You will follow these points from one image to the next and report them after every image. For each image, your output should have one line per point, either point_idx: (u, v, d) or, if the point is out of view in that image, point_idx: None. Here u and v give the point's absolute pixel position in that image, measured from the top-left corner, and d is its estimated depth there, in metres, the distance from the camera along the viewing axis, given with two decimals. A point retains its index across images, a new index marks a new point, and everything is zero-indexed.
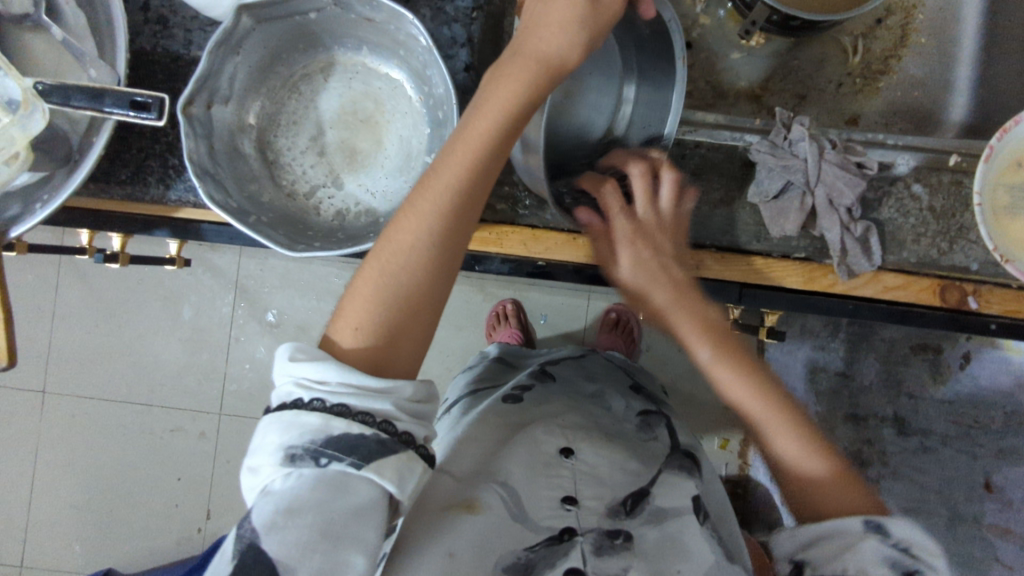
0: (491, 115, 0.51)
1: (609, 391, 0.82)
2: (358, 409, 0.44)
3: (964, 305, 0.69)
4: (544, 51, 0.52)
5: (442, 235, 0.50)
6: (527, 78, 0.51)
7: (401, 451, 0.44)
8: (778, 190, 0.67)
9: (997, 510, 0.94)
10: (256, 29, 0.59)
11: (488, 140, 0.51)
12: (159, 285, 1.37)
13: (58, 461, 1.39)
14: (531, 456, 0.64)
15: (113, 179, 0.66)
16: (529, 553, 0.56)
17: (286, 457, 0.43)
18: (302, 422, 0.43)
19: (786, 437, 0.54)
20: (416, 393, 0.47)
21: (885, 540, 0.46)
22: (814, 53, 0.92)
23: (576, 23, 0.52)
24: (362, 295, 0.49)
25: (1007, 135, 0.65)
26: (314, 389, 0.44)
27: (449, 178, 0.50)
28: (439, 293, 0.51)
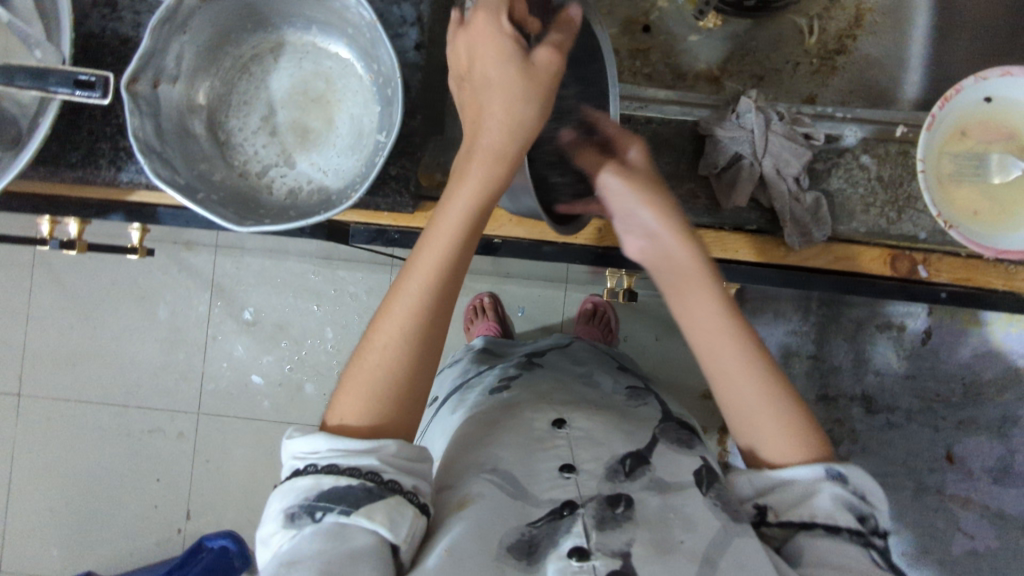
0: (458, 202, 0.54)
1: (596, 370, 0.84)
2: (344, 465, 0.50)
3: (915, 275, 0.70)
4: (495, 148, 0.54)
5: (417, 326, 0.54)
6: (488, 164, 0.54)
7: (388, 495, 0.50)
8: (727, 160, 0.68)
9: (960, 480, 0.99)
10: (201, 8, 0.59)
11: (453, 236, 0.55)
12: (134, 284, 1.36)
13: (34, 465, 1.37)
14: (523, 435, 0.65)
15: (63, 162, 0.65)
16: (532, 528, 0.56)
17: (287, 517, 0.49)
18: (298, 485, 0.50)
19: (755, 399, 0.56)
20: (402, 450, 0.52)
21: (844, 486, 0.53)
22: (771, 36, 0.93)
23: (526, 103, 0.53)
24: (349, 389, 0.54)
25: (949, 103, 0.66)
26: (308, 458, 0.52)
27: (419, 275, 0.54)
28: (422, 377, 0.55)
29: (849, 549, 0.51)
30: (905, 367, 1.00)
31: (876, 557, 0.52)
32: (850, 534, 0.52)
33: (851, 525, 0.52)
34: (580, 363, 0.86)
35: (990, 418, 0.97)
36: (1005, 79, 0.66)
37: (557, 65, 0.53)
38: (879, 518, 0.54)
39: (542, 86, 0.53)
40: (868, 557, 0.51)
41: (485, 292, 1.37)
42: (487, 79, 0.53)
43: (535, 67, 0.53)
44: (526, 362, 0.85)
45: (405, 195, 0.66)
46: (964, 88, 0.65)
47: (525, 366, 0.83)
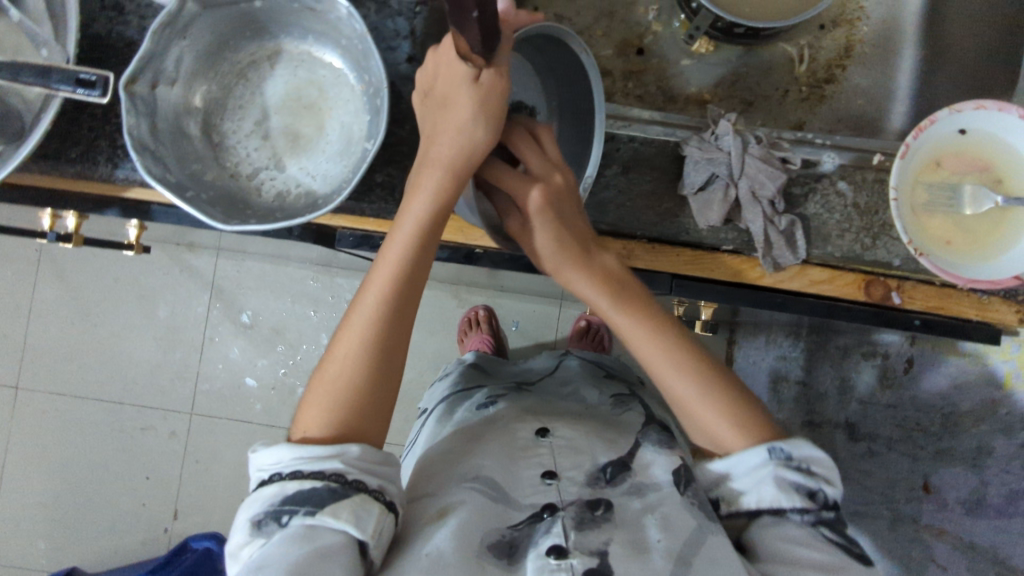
0: (414, 213, 0.59)
1: (582, 388, 0.84)
2: (308, 470, 0.51)
3: (889, 300, 0.72)
4: (447, 157, 0.58)
5: (373, 342, 0.56)
6: (441, 176, 0.58)
7: (353, 494, 0.51)
8: (704, 181, 0.69)
9: (934, 511, 0.94)
10: (202, 14, 0.62)
11: (407, 250, 0.58)
12: (135, 282, 1.39)
13: (27, 458, 1.39)
14: (506, 445, 0.68)
15: (63, 157, 0.68)
16: (513, 531, 0.58)
17: (255, 526, 0.51)
18: (264, 494, 0.52)
19: (686, 386, 0.60)
20: (365, 453, 0.53)
21: (787, 463, 0.56)
22: (763, 61, 0.95)
23: (476, 118, 0.58)
24: (314, 402, 0.55)
25: (923, 133, 0.67)
26: (272, 467, 0.53)
27: (374, 290, 0.58)
28: (380, 397, 0.56)
29: (797, 533, 0.54)
30: (887, 396, 1.00)
31: (825, 532, 0.55)
32: (797, 513, 0.55)
33: (797, 505, 0.55)
34: (566, 384, 0.87)
35: (965, 448, 0.92)
36: (979, 113, 0.67)
37: (502, 82, 0.57)
38: (833, 488, 0.56)
39: (491, 104, 0.57)
40: (815, 535, 0.54)
41: (481, 305, 1.38)
42: (444, 97, 0.58)
43: (483, 88, 0.57)
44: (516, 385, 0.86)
45: (390, 203, 0.69)
46: (939, 119, 0.67)
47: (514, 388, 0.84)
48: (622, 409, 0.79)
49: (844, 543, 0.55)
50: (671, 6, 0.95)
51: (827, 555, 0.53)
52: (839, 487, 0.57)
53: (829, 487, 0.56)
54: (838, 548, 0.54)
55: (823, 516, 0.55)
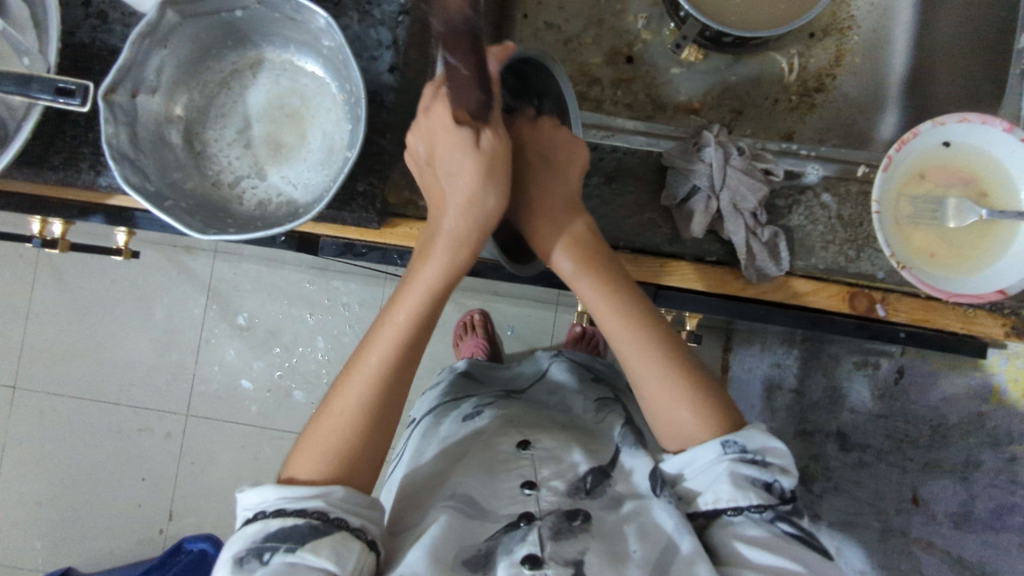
0: (426, 276, 0.58)
1: (569, 395, 0.81)
2: (292, 507, 0.51)
3: (873, 313, 0.70)
4: (460, 227, 0.58)
5: (376, 393, 0.56)
6: (454, 244, 0.58)
7: (334, 530, 0.50)
8: (686, 193, 0.70)
9: (923, 524, 0.93)
10: (182, 23, 0.62)
11: (415, 315, 0.58)
12: (132, 285, 1.39)
13: (25, 458, 1.39)
14: (486, 462, 0.66)
15: (46, 164, 0.67)
16: (488, 542, 0.58)
17: (236, 563, 0.49)
18: (246, 532, 0.51)
19: (654, 374, 0.59)
20: (351, 495, 0.53)
21: (742, 457, 0.55)
22: (752, 70, 0.95)
23: (483, 183, 0.57)
24: (309, 451, 0.55)
25: (906, 146, 0.67)
26: (257, 506, 0.52)
27: (377, 351, 0.57)
28: (376, 445, 0.56)
29: (756, 533, 0.53)
30: (879, 406, 0.98)
31: (782, 526, 0.54)
32: (755, 510, 0.54)
33: (755, 503, 0.54)
34: (554, 392, 0.84)
35: (953, 462, 0.91)
36: (962, 126, 0.67)
37: (503, 145, 0.58)
38: (788, 478, 0.56)
39: (495, 167, 0.57)
40: (772, 532, 0.53)
41: (477, 309, 1.38)
42: (446, 166, 0.57)
43: (487, 153, 0.56)
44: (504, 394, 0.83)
45: (370, 212, 0.68)
46: (922, 132, 0.66)
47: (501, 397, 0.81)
48: (605, 414, 0.76)
49: (801, 535, 0.54)
50: (661, 14, 0.95)
51: (785, 553, 0.52)
52: (794, 476, 0.56)
53: (783, 478, 0.55)
54: (796, 542, 0.53)
55: (779, 510, 0.55)
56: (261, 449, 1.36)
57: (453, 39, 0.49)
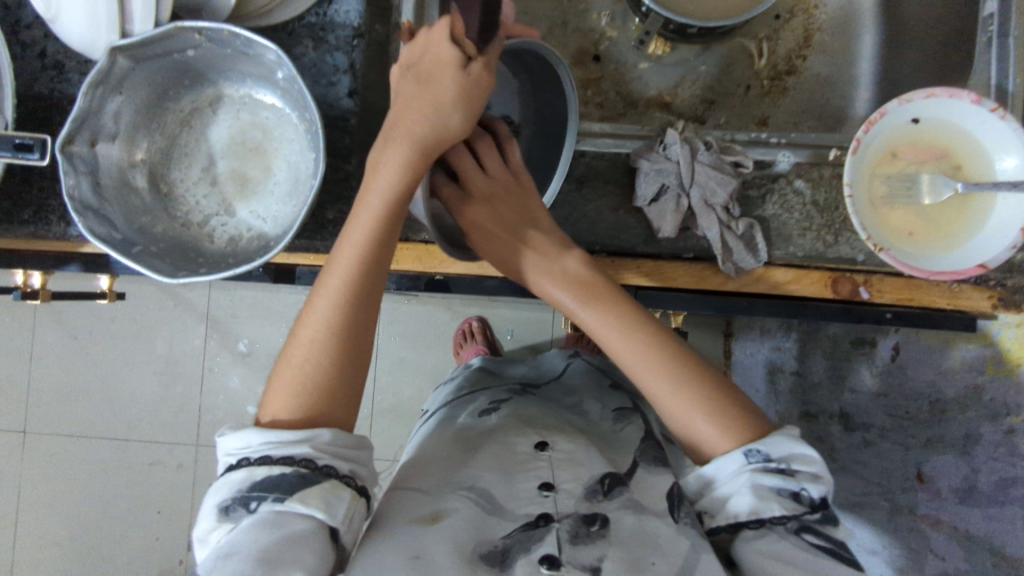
0: (377, 187, 0.53)
1: (586, 399, 0.77)
2: (277, 455, 0.46)
3: (857, 296, 0.70)
4: (416, 133, 0.54)
5: (341, 325, 0.51)
6: (409, 148, 0.53)
7: (323, 480, 0.46)
8: (655, 193, 0.69)
9: (929, 500, 0.92)
10: (136, 68, 0.62)
11: (372, 226, 0.53)
12: (132, 320, 1.33)
13: (39, 501, 1.34)
14: (502, 457, 0.62)
15: (16, 220, 0.67)
16: (504, 540, 0.54)
17: (222, 512, 0.46)
18: (231, 480, 0.47)
19: (663, 385, 0.56)
20: (338, 438, 0.49)
21: (765, 465, 0.51)
22: (721, 58, 0.93)
23: (455, 103, 0.55)
24: (287, 378, 0.50)
25: (875, 126, 0.66)
26: (240, 452, 0.48)
27: (336, 276, 0.52)
28: (351, 374, 0.51)
29: (782, 547, 0.49)
30: (878, 385, 0.97)
31: (807, 537, 0.50)
32: (779, 522, 0.50)
33: (779, 514, 0.50)
34: (571, 392, 0.80)
35: (953, 436, 0.91)
36: (929, 101, 0.66)
37: (486, 80, 0.56)
38: (818, 487, 0.52)
39: (472, 94, 0.55)
40: (797, 545, 0.49)
41: (474, 316, 1.29)
42: (430, 77, 0.55)
43: (471, 78, 0.55)
44: (520, 388, 0.80)
45: None
46: (889, 111, 0.65)
47: (518, 392, 0.78)
48: (624, 426, 0.71)
49: (830, 549, 0.50)
50: (624, 10, 0.94)
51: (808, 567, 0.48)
52: (825, 484, 0.52)
53: (812, 486, 0.51)
54: (824, 555, 0.50)
55: (806, 521, 0.51)
56: None
57: None
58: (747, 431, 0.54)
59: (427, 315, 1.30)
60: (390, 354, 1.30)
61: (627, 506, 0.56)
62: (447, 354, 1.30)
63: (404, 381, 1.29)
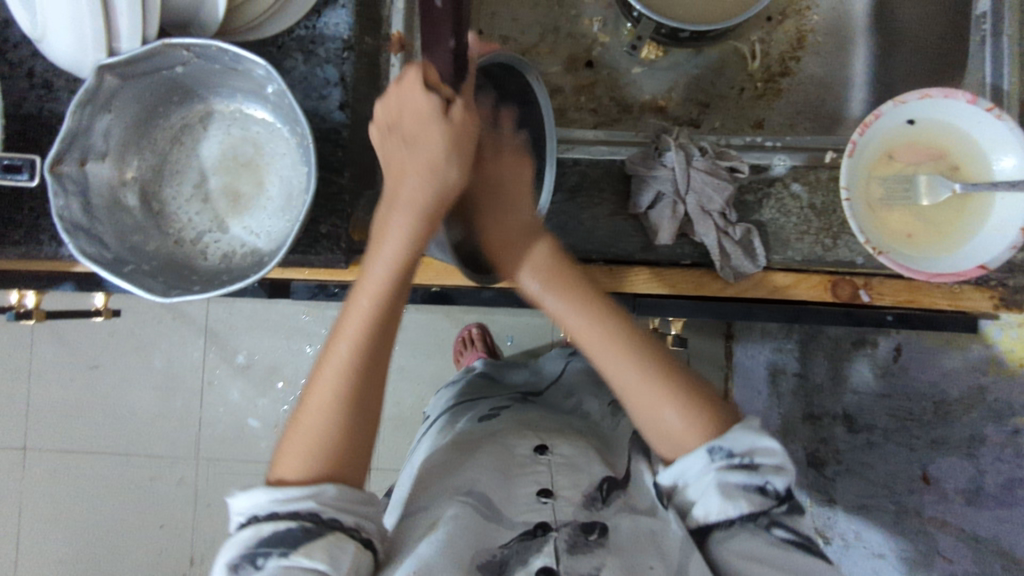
0: (385, 256, 0.53)
1: (585, 398, 0.77)
2: (283, 510, 0.46)
3: (857, 300, 0.69)
4: (415, 198, 0.52)
5: (353, 391, 0.50)
6: (411, 212, 0.52)
7: (328, 533, 0.46)
8: (651, 200, 0.69)
9: (935, 502, 0.90)
10: (123, 86, 0.61)
11: (383, 293, 0.52)
12: (130, 334, 1.33)
13: (40, 519, 1.33)
14: (502, 461, 0.61)
15: (7, 241, 0.67)
16: (503, 551, 0.53)
17: (231, 569, 0.46)
18: (239, 537, 0.47)
19: (633, 374, 0.55)
20: (342, 491, 0.48)
21: (728, 462, 0.50)
22: (714, 61, 0.93)
23: (449, 156, 0.52)
24: (297, 450, 0.49)
25: (870, 128, 0.65)
26: (248, 509, 0.48)
27: (344, 342, 0.51)
28: (363, 436, 0.51)
29: (754, 547, 0.49)
30: (881, 385, 0.96)
31: (777, 533, 0.50)
32: (747, 520, 0.50)
33: (747, 512, 0.49)
34: (570, 395, 0.79)
35: (959, 437, 0.88)
36: (924, 102, 0.65)
37: (474, 123, 0.52)
38: (782, 478, 0.51)
39: (461, 142, 0.52)
40: (769, 542, 0.49)
41: (474, 323, 1.28)
42: (410, 131, 0.51)
43: (456, 124, 0.51)
44: (520, 396, 0.78)
45: (337, 253, 0.68)
46: (884, 113, 0.65)
47: (518, 400, 0.76)
48: (620, 420, 0.73)
49: (800, 541, 0.50)
50: (616, 15, 0.94)
51: (778, 563, 0.48)
52: (789, 474, 0.51)
53: (777, 479, 0.51)
54: (794, 549, 0.49)
55: (774, 514, 0.51)
56: None
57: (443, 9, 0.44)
58: (711, 429, 0.53)
59: (426, 324, 1.29)
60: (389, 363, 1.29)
61: (624, 513, 0.56)
62: (447, 362, 1.29)
63: (405, 390, 1.28)
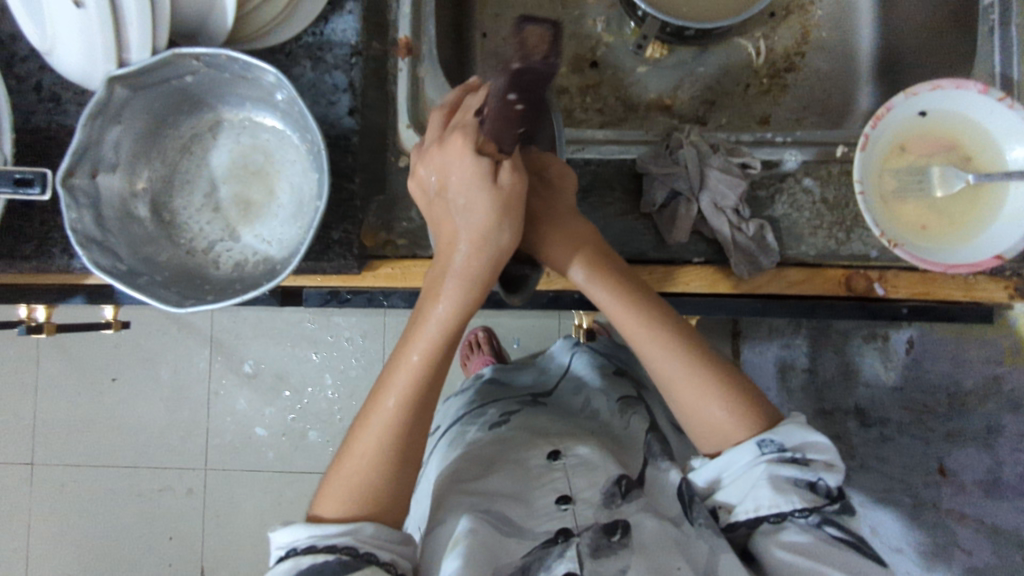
0: (437, 314, 0.54)
1: (593, 394, 0.75)
2: (321, 544, 0.47)
3: (872, 292, 0.69)
4: (468, 267, 0.54)
5: (403, 442, 0.51)
6: (464, 282, 0.54)
7: (365, 566, 0.46)
8: (665, 197, 0.69)
9: (953, 495, 0.87)
10: (133, 97, 0.61)
11: (434, 350, 0.53)
12: (136, 346, 1.32)
13: (50, 533, 1.32)
14: (516, 475, 0.61)
15: (18, 255, 0.66)
16: (525, 558, 0.53)
17: None
18: (277, 570, 0.47)
19: (674, 365, 0.56)
20: (380, 530, 0.48)
21: (780, 456, 0.51)
22: (719, 59, 0.93)
23: (498, 224, 0.54)
24: (340, 493, 0.50)
25: (882, 122, 0.65)
26: (287, 544, 0.48)
27: (394, 396, 0.52)
28: (404, 481, 0.51)
29: (804, 541, 0.48)
30: (894, 378, 0.96)
31: (829, 530, 0.50)
32: (799, 515, 0.50)
33: (799, 506, 0.49)
34: (580, 391, 0.78)
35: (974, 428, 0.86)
36: (936, 94, 0.65)
37: (521, 188, 0.55)
38: (832, 476, 0.51)
39: (512, 207, 0.54)
40: (821, 538, 0.49)
41: (480, 326, 1.28)
42: (461, 198, 0.55)
43: (505, 189, 0.54)
44: (530, 399, 0.77)
45: (350, 258, 0.67)
46: (896, 106, 0.65)
47: (528, 404, 0.75)
48: (630, 418, 0.71)
49: (850, 541, 0.50)
50: (619, 15, 0.94)
51: (830, 558, 0.48)
52: (839, 472, 0.52)
53: (829, 475, 0.51)
54: (845, 547, 0.49)
55: (826, 512, 0.50)
56: (284, 493, 1.29)
57: (530, 75, 0.48)
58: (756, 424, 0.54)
59: None
60: None
61: (648, 513, 0.55)
62: (455, 366, 1.29)
63: None
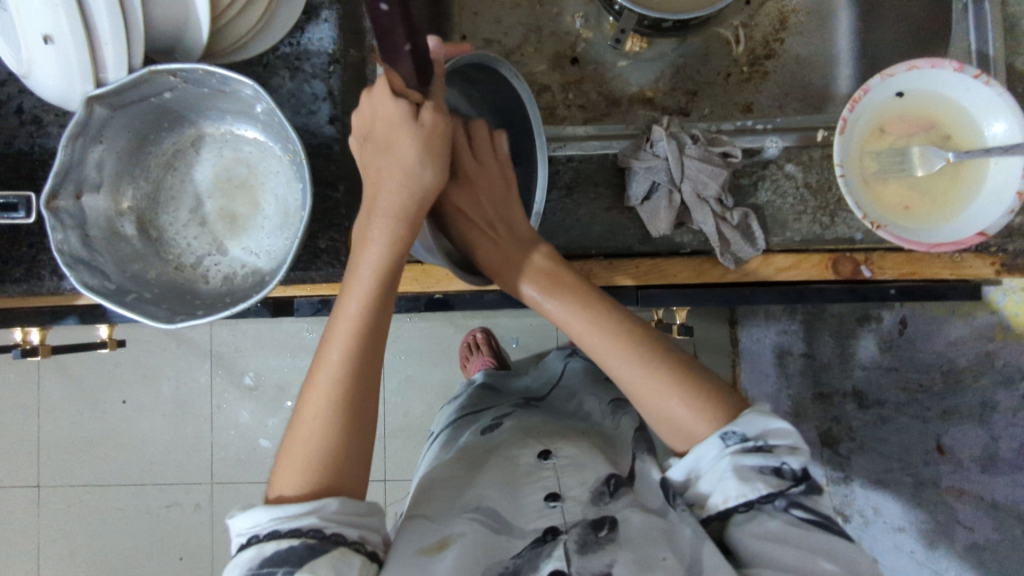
0: (368, 260, 0.54)
1: (585, 398, 0.76)
2: (285, 529, 0.45)
3: (859, 275, 0.69)
4: (395, 207, 0.54)
5: (343, 398, 0.50)
6: (390, 222, 0.54)
7: (332, 548, 0.45)
8: (646, 191, 0.69)
9: (952, 472, 0.87)
10: (113, 116, 0.61)
11: (367, 300, 0.53)
12: (135, 363, 1.33)
13: (60, 555, 1.32)
14: (506, 473, 0.61)
15: (8, 279, 0.67)
16: (515, 559, 0.52)
17: None
18: (242, 559, 0.45)
19: (636, 370, 0.56)
20: (345, 505, 0.48)
21: (744, 447, 0.50)
22: (698, 49, 0.93)
23: (421, 160, 0.54)
24: (296, 457, 0.49)
25: (859, 104, 0.65)
26: (250, 530, 0.47)
27: (335, 350, 0.52)
28: (358, 446, 0.50)
29: (775, 527, 0.48)
30: (887, 359, 0.96)
31: (797, 513, 0.49)
32: (767, 501, 0.49)
33: (764, 493, 0.49)
34: (569, 399, 0.78)
35: (969, 405, 0.85)
36: (912, 73, 0.65)
37: (445, 125, 0.54)
38: (797, 458, 0.51)
39: (434, 144, 0.54)
40: (790, 523, 0.49)
41: (477, 327, 1.28)
42: (384, 140, 0.54)
43: (426, 126, 0.53)
44: (522, 403, 0.78)
45: (337, 266, 0.68)
46: (873, 88, 0.65)
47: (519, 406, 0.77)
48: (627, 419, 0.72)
49: (818, 520, 0.49)
50: (597, 10, 0.94)
51: (801, 543, 0.48)
52: (804, 453, 0.51)
53: (793, 458, 0.50)
54: (813, 529, 0.49)
55: (792, 495, 0.50)
56: None
57: None
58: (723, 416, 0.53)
59: (430, 331, 1.29)
60: (398, 373, 1.29)
61: (634, 508, 0.55)
62: (453, 369, 1.29)
63: (415, 399, 1.28)
